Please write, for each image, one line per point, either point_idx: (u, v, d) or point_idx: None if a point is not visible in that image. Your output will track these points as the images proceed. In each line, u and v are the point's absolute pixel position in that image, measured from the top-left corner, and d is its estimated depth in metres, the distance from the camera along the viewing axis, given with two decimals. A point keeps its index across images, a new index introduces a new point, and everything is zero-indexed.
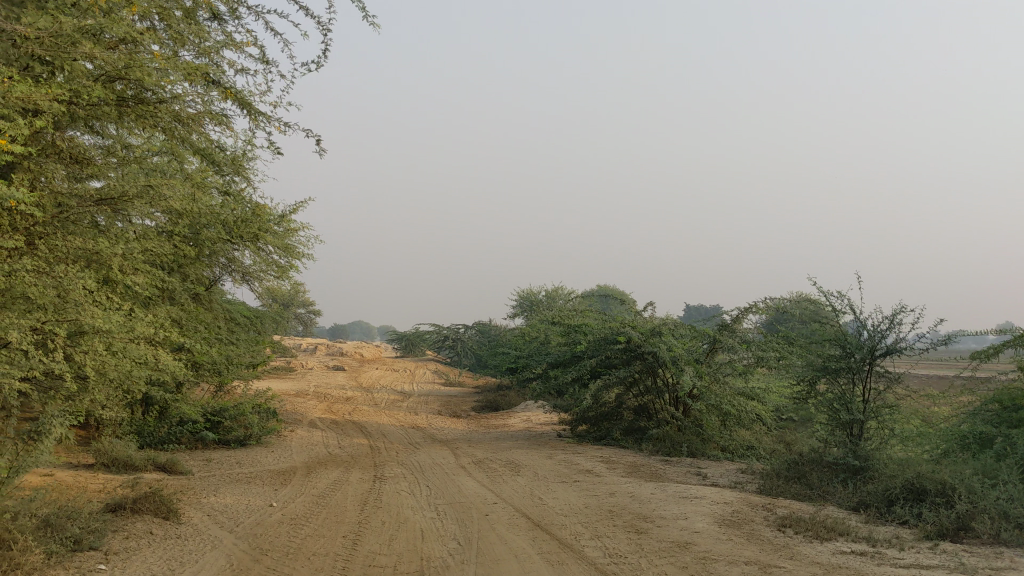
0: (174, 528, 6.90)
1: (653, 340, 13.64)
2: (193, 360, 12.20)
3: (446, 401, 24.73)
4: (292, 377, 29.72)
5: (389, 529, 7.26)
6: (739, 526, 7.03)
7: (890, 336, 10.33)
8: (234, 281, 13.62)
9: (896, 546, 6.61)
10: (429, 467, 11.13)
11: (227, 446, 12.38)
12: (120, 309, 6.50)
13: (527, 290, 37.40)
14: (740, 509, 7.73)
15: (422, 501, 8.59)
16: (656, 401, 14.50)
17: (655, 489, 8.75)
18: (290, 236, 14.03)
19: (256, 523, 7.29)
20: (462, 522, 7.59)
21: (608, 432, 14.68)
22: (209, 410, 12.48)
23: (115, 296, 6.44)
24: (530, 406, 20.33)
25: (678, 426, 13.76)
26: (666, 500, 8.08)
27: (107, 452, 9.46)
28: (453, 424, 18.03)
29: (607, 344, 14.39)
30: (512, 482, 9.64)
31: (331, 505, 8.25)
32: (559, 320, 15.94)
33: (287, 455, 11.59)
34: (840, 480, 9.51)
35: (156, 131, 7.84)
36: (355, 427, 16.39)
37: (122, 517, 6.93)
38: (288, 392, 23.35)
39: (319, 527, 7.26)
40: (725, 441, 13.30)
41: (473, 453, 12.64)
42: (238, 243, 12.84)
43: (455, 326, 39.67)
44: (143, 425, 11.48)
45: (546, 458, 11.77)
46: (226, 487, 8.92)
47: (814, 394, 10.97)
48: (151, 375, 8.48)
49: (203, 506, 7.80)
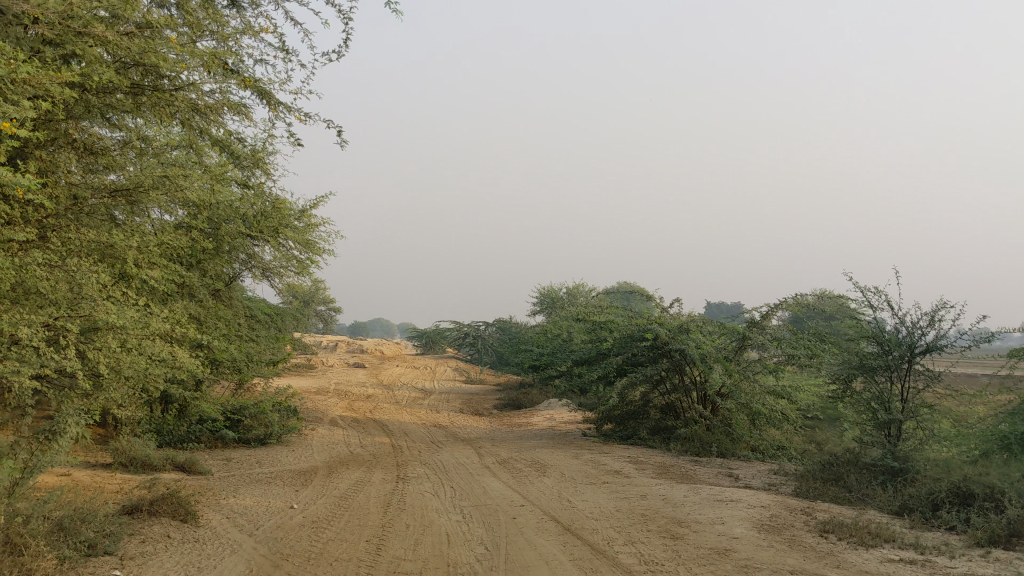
0: (192, 531, 6.67)
1: (681, 338, 13.33)
2: (213, 357, 12.00)
3: (468, 399, 24.48)
4: (313, 375, 29.60)
5: (414, 533, 7.01)
6: (779, 531, 6.73)
7: (930, 333, 10.00)
8: (254, 277, 13.42)
9: (946, 553, 6.29)
10: (453, 467, 10.89)
11: (247, 445, 12.18)
12: (135, 304, 6.25)
13: (549, 287, 37.14)
14: (779, 513, 7.43)
15: (447, 503, 8.34)
16: (684, 399, 14.19)
17: (688, 491, 8.46)
18: (311, 231, 13.81)
19: (278, 527, 7.05)
20: (489, 526, 7.32)
21: (634, 431, 14.39)
22: (229, 408, 12.28)
23: (130, 291, 6.18)
24: (554, 404, 20.04)
25: (707, 426, 13.44)
26: (700, 503, 7.79)
27: (125, 451, 9.26)
28: (476, 422, 17.80)
29: (633, 341, 14.10)
30: (539, 484, 9.37)
31: (354, 507, 8.00)
32: (584, 317, 15.64)
33: (309, 455, 11.36)
34: (879, 482, 9.19)
35: (174, 122, 7.61)
36: (376, 425, 16.17)
37: (139, 520, 6.71)
38: (309, 390, 23.17)
39: (341, 530, 7.01)
40: (755, 441, 12.98)
41: (497, 453, 12.38)
42: (258, 238, 12.63)
43: (475, 323, 39.42)
44: (162, 423, 11.30)
45: (572, 458, 11.50)
46: (246, 488, 8.70)
47: (849, 393, 10.64)
48: (170, 372, 8.27)
49: (222, 508, 7.58)
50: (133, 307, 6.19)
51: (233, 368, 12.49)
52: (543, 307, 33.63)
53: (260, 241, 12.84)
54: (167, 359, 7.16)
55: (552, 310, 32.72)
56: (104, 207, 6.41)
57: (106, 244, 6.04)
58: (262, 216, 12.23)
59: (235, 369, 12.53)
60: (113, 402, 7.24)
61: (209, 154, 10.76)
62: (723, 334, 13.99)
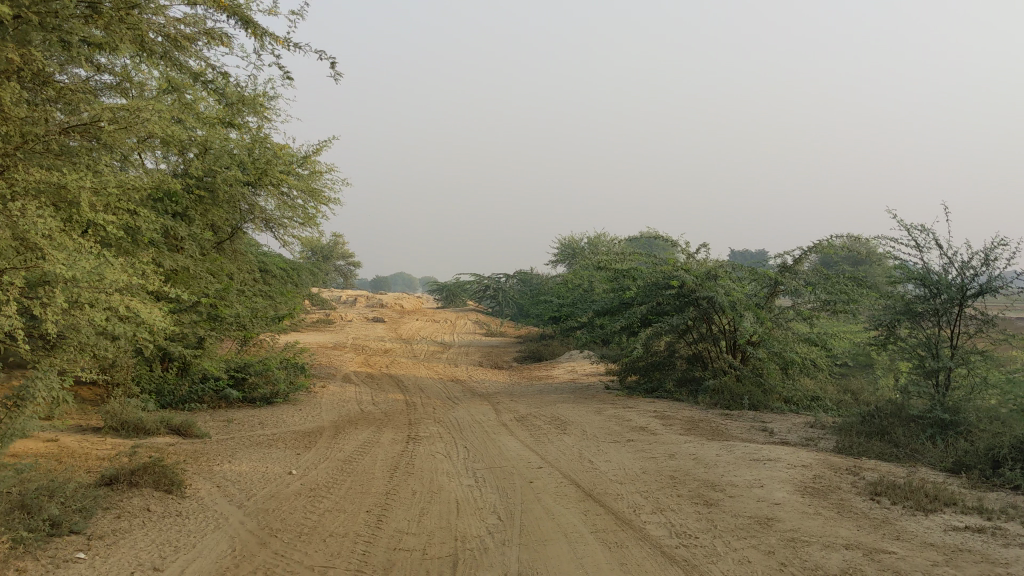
0: (176, 504, 6.05)
1: (709, 284, 12.59)
2: (214, 312, 11.39)
3: (487, 351, 23.85)
4: (331, 330, 29.10)
5: (420, 501, 6.37)
6: (826, 495, 6.03)
7: (985, 275, 9.20)
8: (256, 230, 12.78)
9: (1016, 519, 5.56)
10: (468, 425, 10.24)
11: (253, 404, 11.58)
12: (88, 251, 5.58)
13: (569, 237, 36.30)
14: (823, 474, 6.71)
15: (459, 466, 7.70)
16: (712, 349, 13.48)
17: (721, 449, 7.76)
18: (315, 179, 13.14)
19: (271, 496, 6.43)
20: (503, 492, 6.67)
21: (660, 383, 13.68)
22: (233, 366, 11.70)
23: (83, 238, 5.52)
24: (575, 356, 19.36)
25: (737, 376, 12.72)
26: (735, 463, 7.08)
27: (117, 414, 8.68)
28: (496, 377, 17.18)
29: (658, 289, 13.36)
30: (559, 442, 8.71)
31: (357, 472, 7.37)
32: (605, 265, 14.90)
33: (316, 414, 10.77)
34: (928, 436, 8.46)
35: (142, 53, 6.90)
36: (391, 380, 15.57)
37: (117, 492, 6.09)
38: (325, 345, 22.64)
39: (340, 500, 6.39)
40: (789, 392, 12.24)
41: (516, 409, 11.76)
42: (258, 187, 12.10)
43: (496, 275, 38.73)
44: (162, 383, 10.72)
45: (594, 414, 10.83)
46: (243, 452, 8.09)
47: (893, 341, 9.88)
48: (137, 330, 7.66)
49: (213, 475, 6.97)
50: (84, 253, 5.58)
51: (237, 325, 11.88)
52: (563, 258, 32.88)
53: (259, 190, 12.19)
54: (136, 311, 6.53)
55: (572, 259, 31.97)
56: (57, 145, 5.77)
57: (57, 185, 5.38)
58: (260, 163, 11.81)
59: (239, 326, 11.92)
60: (81, 360, 6.62)
61: (187, 89, 10.17)
62: (753, 280, 13.25)
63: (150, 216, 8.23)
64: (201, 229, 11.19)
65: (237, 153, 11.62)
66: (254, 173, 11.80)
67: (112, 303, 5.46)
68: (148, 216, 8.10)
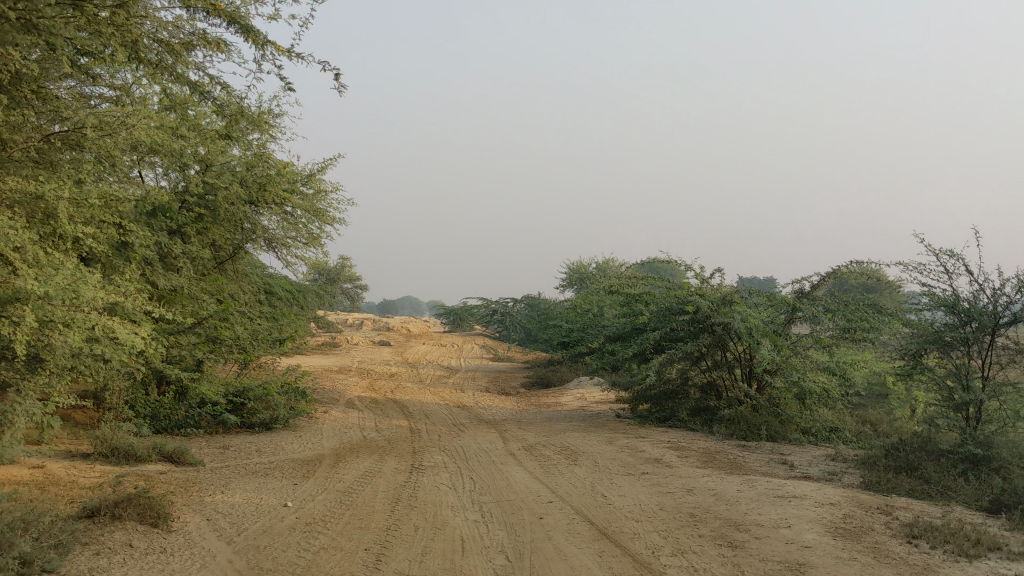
0: (161, 539, 5.65)
1: (725, 311, 12.20)
2: (213, 334, 11.03)
3: (494, 377, 23.42)
4: (337, 353, 28.72)
5: (422, 538, 5.96)
6: (860, 538, 5.61)
7: (1018, 302, 8.78)
8: (258, 249, 12.46)
9: None
10: (474, 454, 9.82)
11: (252, 430, 11.15)
12: (58, 266, 5.25)
13: (578, 262, 35.97)
14: (853, 513, 6.27)
15: (465, 499, 7.28)
16: (726, 377, 13.06)
17: (742, 484, 7.33)
18: (320, 198, 12.82)
19: (264, 532, 6.01)
20: (511, 529, 6.25)
21: (673, 412, 13.24)
22: (231, 390, 11.32)
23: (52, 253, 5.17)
24: (584, 383, 18.94)
25: (753, 406, 12.29)
26: (758, 500, 6.65)
27: (107, 440, 8.29)
28: (503, 403, 16.75)
29: (672, 315, 12.96)
30: (570, 474, 8.28)
31: (356, 504, 6.96)
32: (616, 289, 14.53)
33: (316, 441, 10.37)
34: (959, 472, 8.02)
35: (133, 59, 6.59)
36: (396, 406, 15.16)
37: (97, 526, 5.68)
38: (331, 369, 22.25)
39: (337, 536, 5.97)
40: (807, 423, 11.79)
41: (524, 437, 11.34)
42: (260, 205, 11.80)
43: (504, 299, 38.32)
44: (157, 407, 10.34)
45: (606, 444, 10.40)
46: (238, 481, 7.69)
47: (919, 371, 9.46)
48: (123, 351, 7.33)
49: (204, 508, 6.56)
50: (58, 269, 5.28)
51: (237, 347, 11.51)
52: (572, 283, 32.49)
53: (261, 208, 11.89)
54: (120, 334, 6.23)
55: (581, 285, 31.57)
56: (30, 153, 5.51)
57: (33, 194, 5.04)
58: (264, 181, 11.51)
59: (239, 348, 11.55)
60: (60, 382, 6.29)
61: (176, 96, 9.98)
62: (770, 306, 12.86)
63: (134, 226, 7.93)
64: (198, 247, 10.87)
65: (238, 170, 11.33)
66: (256, 190, 11.50)
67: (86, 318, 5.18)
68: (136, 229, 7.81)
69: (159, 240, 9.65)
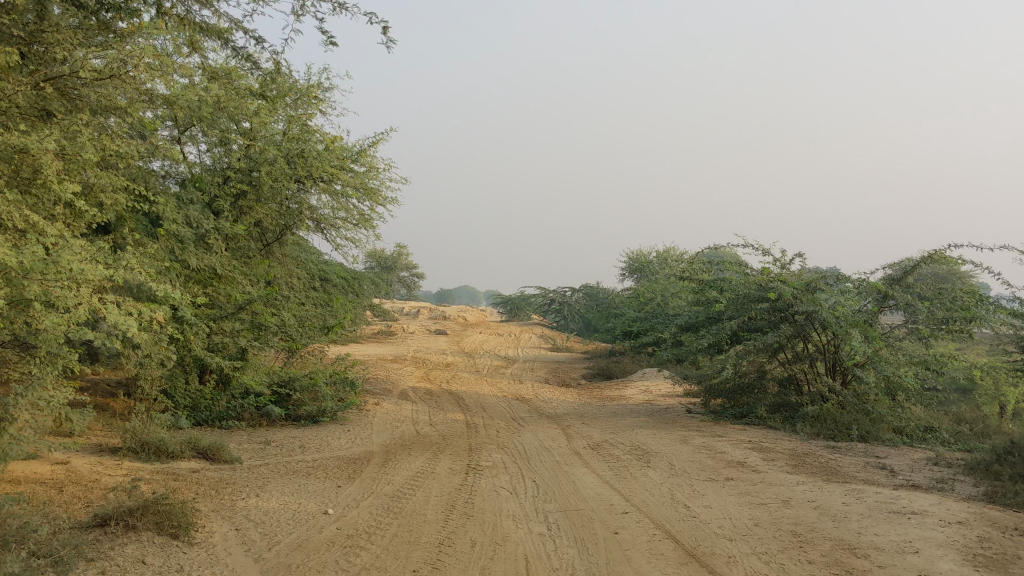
0: (179, 556, 4.89)
1: (811, 298, 11.26)
2: (258, 320, 10.33)
3: (553, 368, 22.54)
4: (391, 342, 28.09)
5: (479, 557, 5.11)
6: (1007, 568, 4.62)
7: None
8: (306, 230, 11.86)
9: None
10: (536, 453, 8.96)
11: (297, 423, 10.42)
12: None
13: (639, 251, 34.86)
14: (989, 536, 5.26)
15: (527, 506, 6.44)
16: (809, 371, 12.03)
17: (848, 496, 6.35)
18: (370, 176, 12.20)
19: (298, 547, 5.21)
20: (582, 546, 5.39)
21: (749, 409, 12.23)
22: (276, 381, 10.58)
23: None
24: (649, 375, 17.97)
25: (838, 402, 11.26)
26: (871, 517, 5.67)
27: (137, 434, 7.60)
28: (564, 395, 15.88)
29: (750, 303, 11.99)
30: (644, 479, 7.39)
31: (405, 512, 6.16)
32: (687, 275, 13.62)
33: (365, 436, 9.61)
34: None
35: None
36: (451, 397, 14.37)
37: (107, 537, 4.95)
38: (386, 358, 21.61)
39: (382, 552, 5.17)
40: (900, 422, 10.68)
41: (589, 434, 10.46)
42: (307, 184, 11.19)
43: (562, 288, 37.42)
44: (198, 397, 9.66)
45: (681, 443, 9.47)
46: (275, 483, 6.92)
47: None
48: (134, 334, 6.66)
49: (236, 514, 5.83)
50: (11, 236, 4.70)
51: (282, 335, 10.80)
52: (632, 271, 31.47)
53: (308, 184, 11.27)
54: (113, 314, 5.57)
55: (643, 274, 30.51)
56: None
57: None
58: (311, 158, 10.88)
59: (284, 336, 10.82)
60: (52, 367, 5.69)
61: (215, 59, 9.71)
62: (858, 294, 11.82)
63: (138, 187, 7.26)
64: (232, 222, 10.21)
65: (284, 144, 10.70)
66: (303, 168, 10.87)
67: (69, 295, 5.01)
68: (127, 185, 7.10)
69: (190, 215, 9.04)
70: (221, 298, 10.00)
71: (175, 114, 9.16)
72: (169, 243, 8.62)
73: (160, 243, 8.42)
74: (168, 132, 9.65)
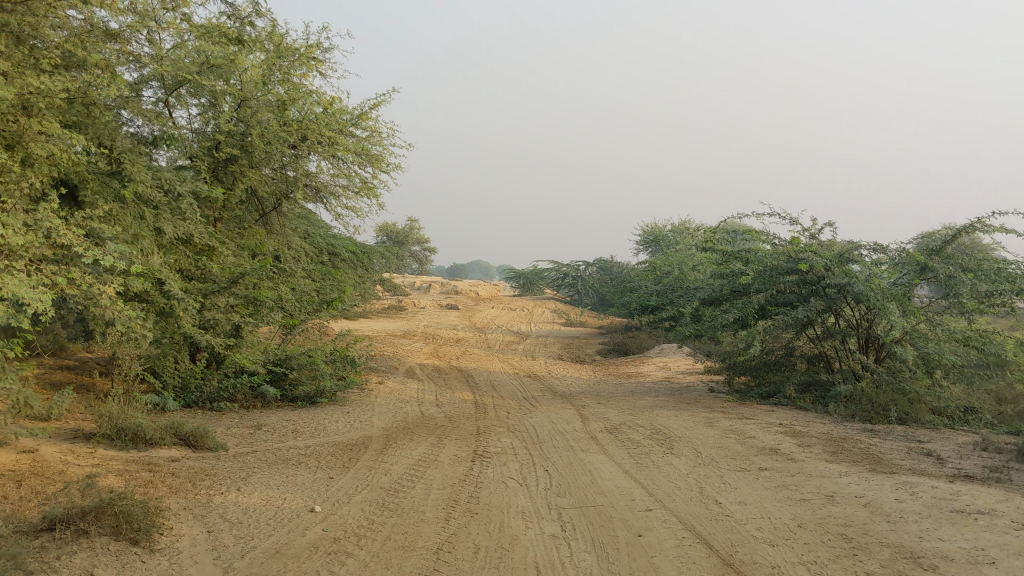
0: (136, 566, 4.23)
1: (844, 270, 10.61)
2: (251, 293, 9.64)
3: (568, 342, 21.90)
4: (402, 317, 27.46)
5: (483, 567, 4.43)
6: None
7: None
8: (305, 199, 11.20)
9: None
10: (549, 438, 8.26)
11: (293, 404, 9.76)
12: None
13: (655, 224, 34.05)
14: None
15: (538, 502, 5.75)
16: (840, 347, 11.28)
17: (900, 492, 5.63)
18: (372, 141, 11.52)
19: (275, 554, 4.53)
20: (603, 551, 4.71)
21: (776, 388, 11.50)
22: (272, 359, 9.90)
23: None
24: (668, 351, 17.27)
25: (872, 381, 10.53)
26: (931, 518, 4.95)
27: (113, 419, 6.93)
28: (579, 372, 15.18)
29: (777, 275, 11.26)
30: (669, 470, 6.68)
31: (404, 509, 5.49)
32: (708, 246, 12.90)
33: (365, 419, 8.94)
34: None
35: None
36: (461, 375, 13.67)
37: (55, 545, 4.29)
38: (396, 334, 20.97)
39: (373, 559, 4.49)
40: (940, 403, 9.89)
41: (607, 416, 9.75)
42: (303, 149, 10.53)
43: (576, 262, 36.71)
44: (187, 376, 8.99)
45: (706, 427, 8.76)
46: (261, 474, 6.26)
47: None
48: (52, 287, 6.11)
49: (211, 513, 5.16)
50: None
51: (280, 310, 10.10)
52: (648, 244, 30.71)
53: (304, 150, 10.56)
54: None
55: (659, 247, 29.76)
56: None
57: None
58: (308, 120, 10.23)
59: (281, 311, 10.12)
60: None
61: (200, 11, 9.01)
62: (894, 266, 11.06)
63: (84, 140, 6.58)
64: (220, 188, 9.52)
65: (277, 106, 9.99)
66: (298, 132, 10.21)
67: None
68: (72, 137, 6.43)
69: (167, 177, 8.32)
70: (212, 272, 9.34)
71: (156, 73, 8.45)
72: (139, 208, 7.92)
73: (129, 208, 7.69)
74: (153, 93, 8.97)
